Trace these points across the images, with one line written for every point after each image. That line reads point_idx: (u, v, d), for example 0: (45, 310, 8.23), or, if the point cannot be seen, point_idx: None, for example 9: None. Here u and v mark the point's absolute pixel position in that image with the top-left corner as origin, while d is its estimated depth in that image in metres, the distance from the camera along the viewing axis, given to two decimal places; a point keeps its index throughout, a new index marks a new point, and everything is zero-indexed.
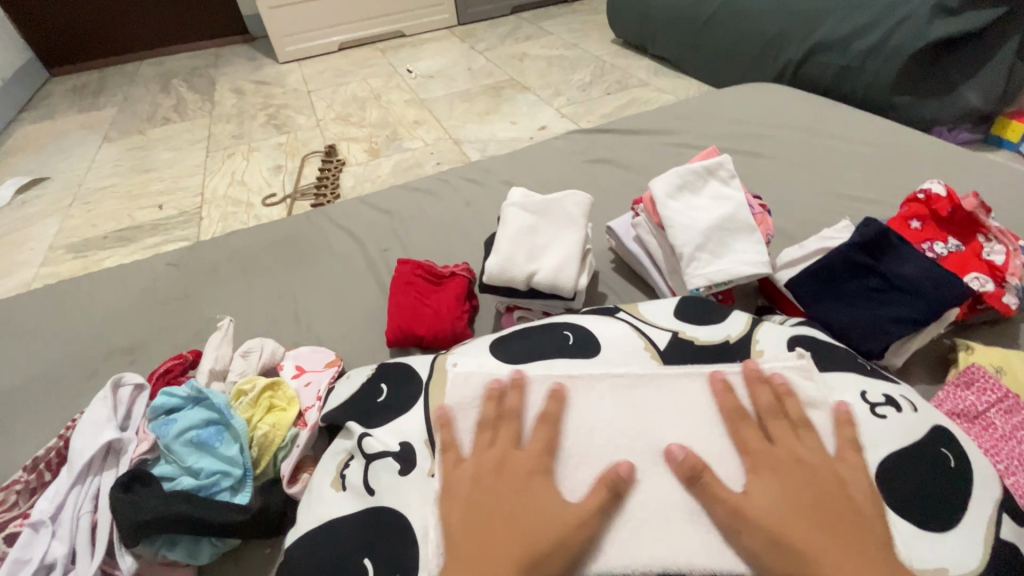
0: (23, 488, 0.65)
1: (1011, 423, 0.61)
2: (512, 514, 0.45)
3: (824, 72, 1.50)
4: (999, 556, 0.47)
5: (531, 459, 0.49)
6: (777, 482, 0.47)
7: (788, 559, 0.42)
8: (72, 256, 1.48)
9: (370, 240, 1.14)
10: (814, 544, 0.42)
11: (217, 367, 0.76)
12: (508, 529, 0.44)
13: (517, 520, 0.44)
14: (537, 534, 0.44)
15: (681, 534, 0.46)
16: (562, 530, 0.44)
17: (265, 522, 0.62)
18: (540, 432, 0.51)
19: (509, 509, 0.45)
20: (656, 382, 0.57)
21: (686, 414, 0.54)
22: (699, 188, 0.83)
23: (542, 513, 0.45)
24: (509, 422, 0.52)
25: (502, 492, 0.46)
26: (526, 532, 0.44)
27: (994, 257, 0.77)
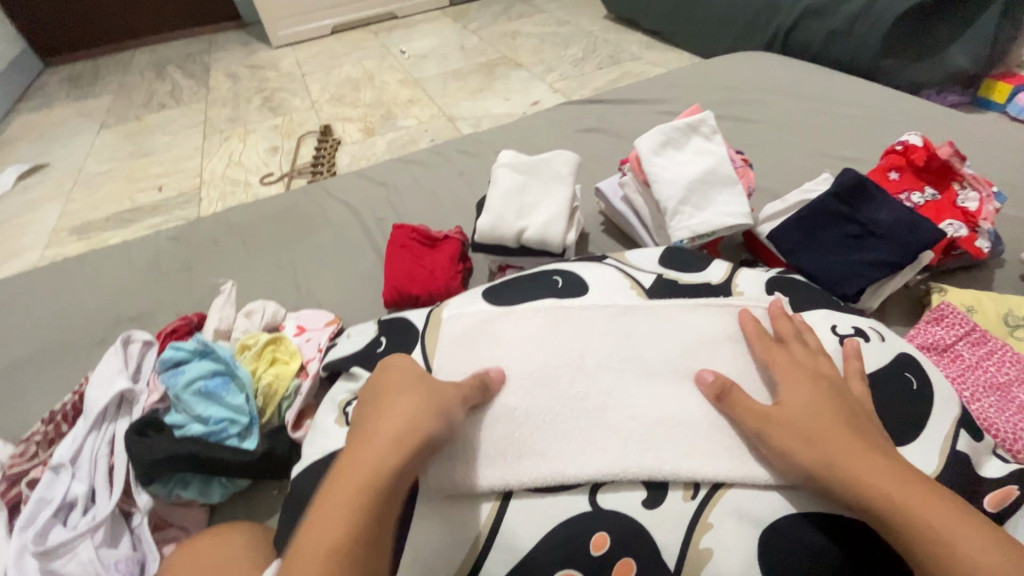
0: (42, 439, 0.69)
1: (977, 354, 0.65)
2: (370, 417, 0.48)
3: (813, 39, 1.51)
4: (956, 465, 0.51)
5: (401, 370, 0.52)
6: (804, 394, 0.50)
7: (817, 455, 0.46)
8: (76, 237, 1.52)
9: (366, 211, 1.17)
10: (841, 442, 0.46)
11: (222, 327, 0.80)
12: (375, 426, 0.47)
13: (379, 419, 0.47)
14: (377, 426, 0.47)
15: (705, 446, 0.51)
16: (404, 419, 0.47)
17: (271, 465, 0.66)
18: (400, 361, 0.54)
19: (369, 418, 0.48)
20: (641, 315, 0.60)
21: (684, 342, 0.58)
22: (683, 145, 0.86)
23: (391, 418, 0.47)
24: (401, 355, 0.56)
25: (369, 407, 0.49)
26: (391, 422, 0.47)
27: (969, 204, 0.80)
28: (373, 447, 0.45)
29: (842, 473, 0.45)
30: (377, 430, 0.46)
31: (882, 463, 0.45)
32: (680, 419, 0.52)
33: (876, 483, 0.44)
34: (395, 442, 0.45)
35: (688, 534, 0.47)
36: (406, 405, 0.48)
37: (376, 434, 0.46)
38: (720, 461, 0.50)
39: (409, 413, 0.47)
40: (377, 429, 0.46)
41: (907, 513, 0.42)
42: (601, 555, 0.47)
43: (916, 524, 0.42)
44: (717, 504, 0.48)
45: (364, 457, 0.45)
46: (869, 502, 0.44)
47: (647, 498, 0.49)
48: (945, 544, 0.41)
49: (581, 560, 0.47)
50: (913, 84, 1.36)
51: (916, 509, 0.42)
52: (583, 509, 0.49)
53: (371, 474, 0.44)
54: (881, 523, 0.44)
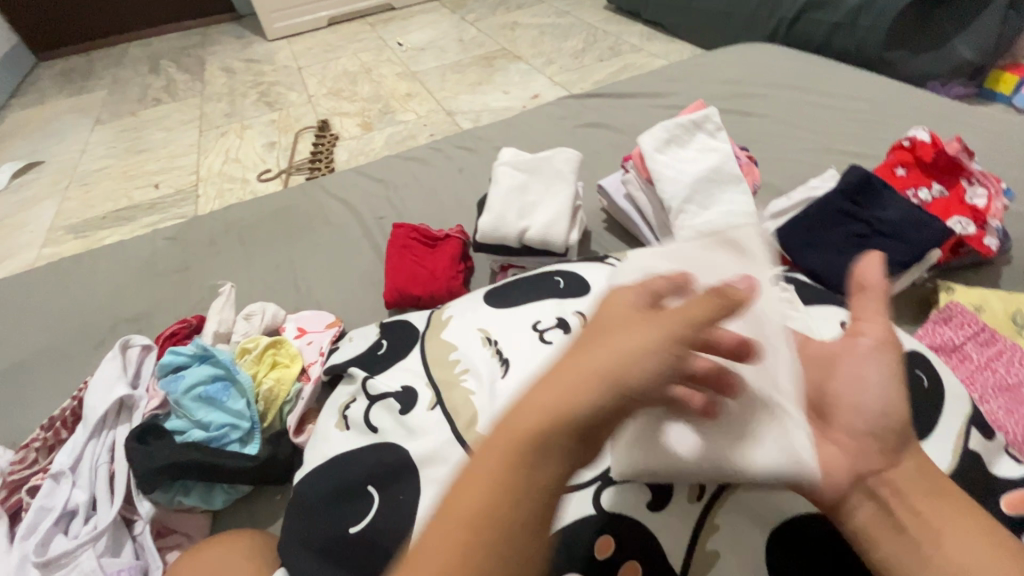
0: (42, 446, 0.68)
1: (987, 355, 0.64)
2: (570, 356, 0.36)
3: (816, 29, 1.48)
4: (970, 461, 0.48)
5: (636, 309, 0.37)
6: (880, 367, 0.47)
7: (889, 417, 0.45)
8: (72, 236, 1.50)
9: (365, 209, 1.16)
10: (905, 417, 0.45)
11: (221, 330, 0.79)
12: (573, 370, 0.34)
13: (577, 368, 0.34)
14: (572, 365, 0.34)
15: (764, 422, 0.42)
16: (603, 369, 0.33)
17: (275, 469, 0.65)
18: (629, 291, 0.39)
19: (568, 357, 0.36)
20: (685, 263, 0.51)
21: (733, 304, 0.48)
22: (687, 142, 0.84)
23: (585, 367, 0.34)
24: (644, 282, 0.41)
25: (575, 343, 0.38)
26: (583, 379, 0.33)
27: (977, 201, 0.79)
28: (556, 388, 0.33)
29: (884, 445, 0.45)
30: (566, 373, 0.34)
31: (921, 453, 0.45)
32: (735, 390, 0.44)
33: (906, 466, 0.44)
34: (578, 397, 0.33)
35: (695, 534, 0.45)
36: (612, 351, 0.34)
37: (563, 379, 0.34)
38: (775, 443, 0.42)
39: (611, 360, 0.34)
40: (571, 368, 0.34)
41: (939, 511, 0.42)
42: (604, 559, 0.44)
43: (930, 518, 0.42)
44: (725, 504, 0.46)
45: (540, 400, 0.33)
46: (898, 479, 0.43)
47: (653, 500, 0.46)
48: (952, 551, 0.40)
49: (583, 562, 0.44)
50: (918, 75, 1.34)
51: (934, 509, 0.42)
52: (587, 513, 0.46)
53: (537, 429, 0.32)
54: (898, 510, 0.43)
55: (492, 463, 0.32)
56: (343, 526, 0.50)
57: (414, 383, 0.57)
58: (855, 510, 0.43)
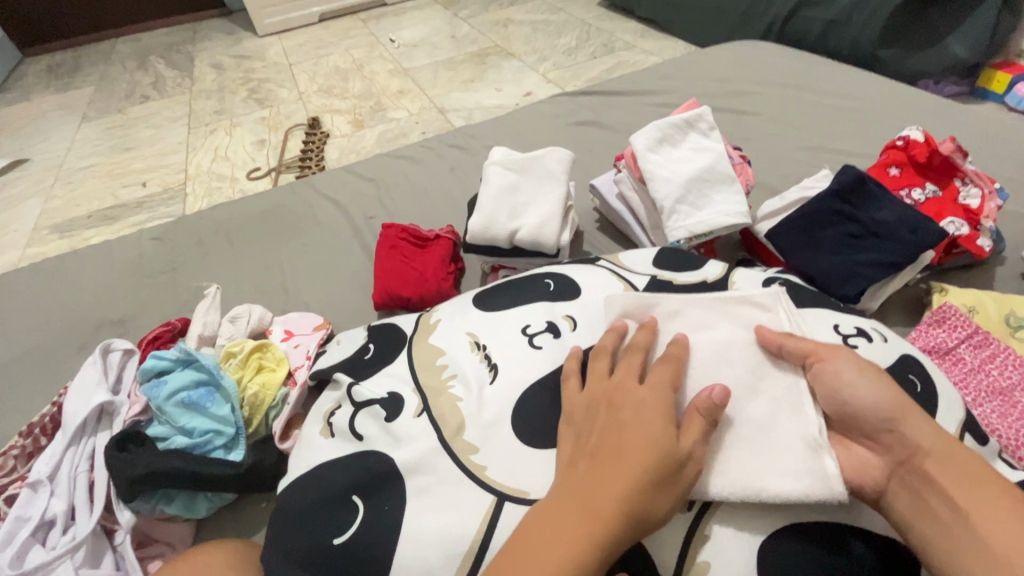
0: (20, 453, 0.66)
1: (979, 357, 0.64)
2: (610, 446, 0.42)
3: (810, 27, 1.48)
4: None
5: (643, 440, 0.42)
6: (870, 368, 0.46)
7: (891, 410, 0.44)
8: (57, 236, 1.48)
9: (355, 208, 1.14)
10: (913, 405, 0.45)
11: (206, 333, 0.77)
12: (586, 509, 0.40)
13: (591, 505, 0.40)
14: (623, 461, 0.41)
15: (788, 452, 0.45)
16: (654, 465, 0.41)
17: (259, 475, 0.64)
18: (626, 415, 0.44)
19: (607, 446, 0.42)
20: (702, 306, 0.55)
21: (743, 338, 0.52)
22: (680, 141, 0.83)
23: (602, 505, 0.39)
24: (642, 361, 0.49)
25: (598, 425, 0.45)
26: (600, 518, 0.39)
27: (970, 201, 0.79)
28: (615, 484, 0.40)
29: (901, 437, 0.44)
30: (618, 467, 0.41)
31: (945, 435, 0.44)
32: (760, 421, 0.47)
33: (935, 451, 0.43)
34: (638, 493, 0.40)
35: (687, 542, 0.44)
36: (658, 447, 0.41)
37: (620, 474, 0.40)
38: (802, 471, 0.44)
39: (658, 459, 0.41)
40: (622, 462, 0.41)
41: (975, 494, 0.41)
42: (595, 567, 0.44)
43: (966, 505, 0.41)
44: (715, 512, 0.45)
45: (604, 493, 0.40)
46: (927, 468, 0.42)
47: None
48: (999, 533, 0.39)
49: None
50: (911, 74, 1.33)
51: (969, 494, 0.41)
52: None
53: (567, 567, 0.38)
54: (936, 501, 0.41)
55: None
56: (327, 536, 0.49)
57: (400, 388, 0.56)
58: (895, 500, 0.43)
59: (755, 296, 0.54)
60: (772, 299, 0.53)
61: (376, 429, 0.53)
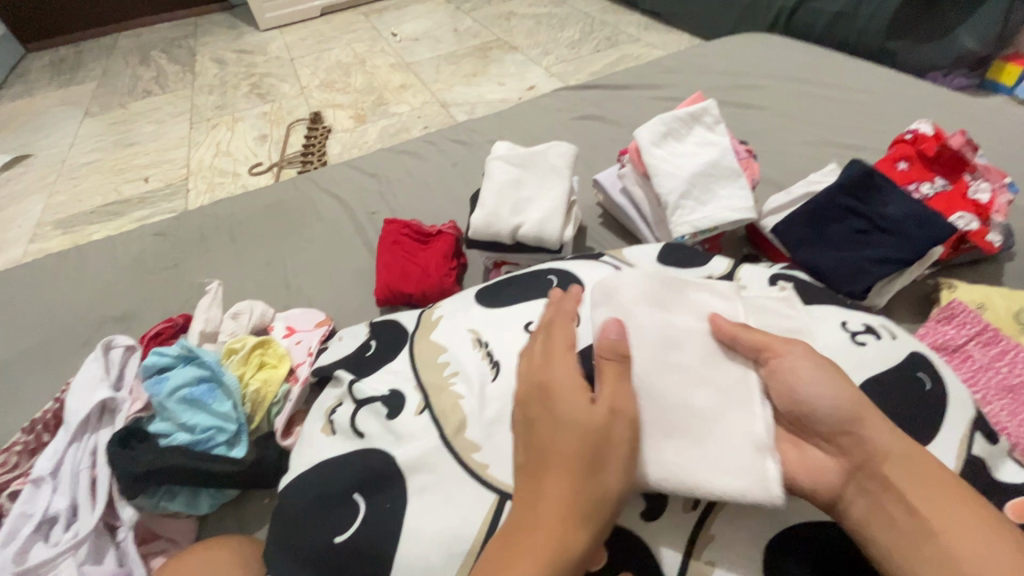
0: (23, 449, 0.66)
1: (989, 354, 0.63)
2: (538, 447, 0.43)
3: (817, 19, 1.46)
4: (971, 469, 0.47)
5: (569, 435, 0.42)
6: (830, 365, 0.46)
7: (848, 411, 0.44)
8: (61, 231, 1.48)
9: (357, 204, 1.13)
10: (871, 405, 0.45)
11: (208, 329, 0.77)
12: (533, 514, 0.40)
13: (536, 507, 0.41)
14: (554, 459, 0.41)
15: (729, 449, 0.44)
16: (582, 453, 0.41)
17: (260, 472, 0.64)
18: (553, 406, 0.44)
19: (535, 448, 0.43)
20: (661, 288, 0.53)
21: (696, 332, 0.51)
22: (685, 135, 0.82)
23: (545, 508, 0.40)
24: (543, 346, 0.49)
25: (522, 426, 0.45)
26: (545, 521, 0.40)
27: (981, 195, 0.77)
28: (555, 485, 0.41)
29: (857, 439, 0.44)
30: (552, 466, 0.41)
31: (902, 437, 0.44)
32: (702, 414, 0.47)
33: (893, 454, 0.43)
34: (580, 484, 0.40)
35: (689, 546, 0.44)
36: (578, 433, 0.42)
37: (557, 474, 0.41)
38: (740, 468, 0.43)
39: (580, 447, 0.41)
40: (553, 459, 0.42)
41: (934, 500, 0.41)
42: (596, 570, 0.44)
43: (924, 509, 0.41)
44: (719, 514, 0.45)
45: (549, 496, 0.41)
46: (884, 472, 0.42)
47: (646, 509, 0.46)
48: (957, 539, 0.39)
49: None
50: (920, 66, 1.31)
51: (929, 501, 0.41)
52: None
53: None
54: (893, 506, 0.42)
55: None
56: (330, 535, 0.48)
57: (401, 385, 0.56)
58: (852, 503, 0.43)
59: (715, 286, 0.55)
60: (729, 289, 0.55)
61: (377, 426, 0.53)
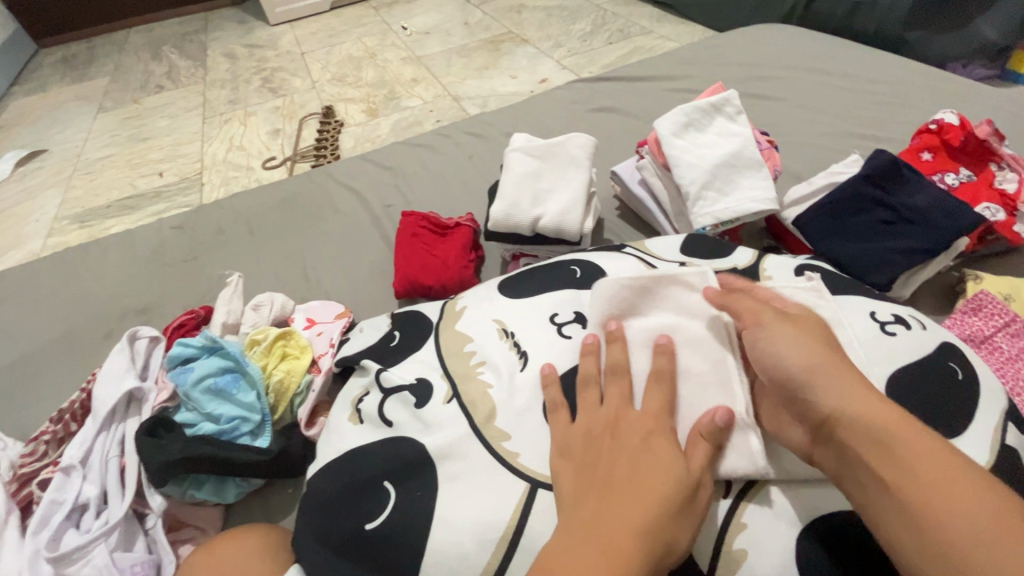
0: (51, 438, 0.67)
1: (1017, 346, 0.62)
2: (619, 477, 0.42)
3: (834, 9, 1.44)
4: (1009, 458, 0.46)
5: (659, 482, 0.41)
6: (798, 331, 0.46)
7: (802, 375, 0.43)
8: (77, 226, 1.49)
9: (373, 197, 1.13)
10: (832, 363, 0.43)
11: (230, 320, 0.78)
12: (596, 538, 0.39)
13: (603, 532, 0.39)
14: (640, 491, 0.41)
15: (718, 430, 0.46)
16: (671, 495, 0.41)
17: (285, 462, 0.64)
18: (638, 456, 0.43)
19: (616, 477, 0.42)
20: (631, 293, 0.54)
21: (674, 324, 0.52)
22: (706, 126, 0.82)
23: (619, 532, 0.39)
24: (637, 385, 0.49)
25: (601, 454, 0.44)
26: (614, 547, 0.38)
27: (1006, 185, 0.77)
28: (632, 516, 0.40)
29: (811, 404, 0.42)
30: (631, 498, 0.41)
31: (861, 395, 0.41)
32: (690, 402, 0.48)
33: (848, 414, 0.40)
34: (660, 523, 0.40)
35: (720, 532, 0.43)
36: (672, 476, 0.41)
37: (637, 507, 0.40)
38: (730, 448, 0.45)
39: (672, 491, 0.41)
40: (638, 491, 0.41)
41: (895, 448, 0.38)
42: None
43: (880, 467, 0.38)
44: (750, 504, 0.44)
45: (622, 524, 0.40)
46: (839, 433, 0.40)
47: None
48: (916, 493, 0.37)
49: None
50: (936, 57, 1.30)
51: (886, 459, 0.38)
52: None
53: None
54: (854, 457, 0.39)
55: None
56: (360, 522, 0.49)
57: (428, 374, 0.56)
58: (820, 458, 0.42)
59: (687, 277, 0.53)
60: (701, 280, 0.53)
61: (404, 416, 0.53)
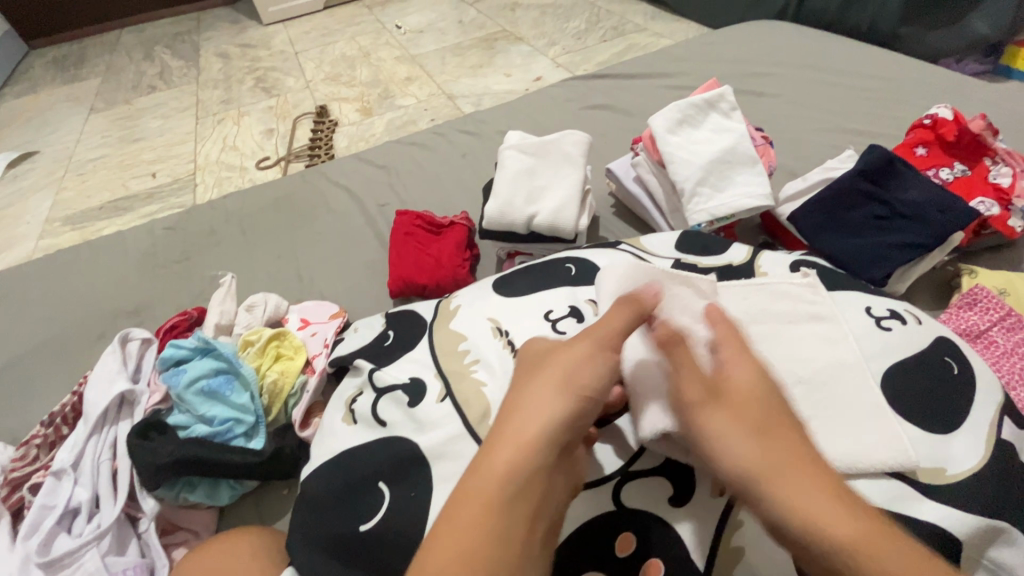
0: (42, 442, 0.67)
1: (1012, 340, 0.62)
2: (512, 420, 0.39)
3: (826, 8, 1.45)
4: (1003, 453, 0.46)
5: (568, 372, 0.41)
6: (741, 418, 0.39)
7: (753, 471, 0.37)
8: (70, 227, 1.48)
9: (367, 196, 1.13)
10: (782, 460, 0.37)
11: (223, 321, 0.77)
12: (503, 436, 0.38)
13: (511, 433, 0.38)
14: (528, 434, 0.38)
15: None
16: (552, 444, 0.38)
17: (280, 463, 0.64)
18: (551, 356, 0.43)
19: (519, 407, 0.40)
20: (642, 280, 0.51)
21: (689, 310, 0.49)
22: (700, 122, 0.81)
23: (531, 416, 0.39)
24: (592, 331, 0.44)
25: (525, 382, 0.42)
26: (516, 444, 0.38)
27: (1001, 180, 0.78)
28: (510, 454, 0.37)
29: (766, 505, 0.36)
30: (513, 435, 0.38)
31: (821, 487, 0.35)
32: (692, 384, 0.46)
33: (803, 513, 0.35)
34: (531, 478, 0.37)
35: (718, 530, 0.43)
36: (560, 429, 0.39)
37: (525, 416, 0.39)
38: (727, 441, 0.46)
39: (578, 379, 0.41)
40: (524, 438, 0.38)
41: (851, 542, 0.33)
42: (625, 557, 0.43)
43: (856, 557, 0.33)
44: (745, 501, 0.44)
45: (496, 458, 0.37)
46: (796, 537, 0.35)
47: (673, 496, 0.45)
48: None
49: (605, 561, 0.43)
50: (931, 53, 1.31)
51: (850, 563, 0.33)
52: (606, 509, 0.45)
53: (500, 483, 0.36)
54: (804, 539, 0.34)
55: (445, 539, 0.35)
56: (355, 523, 0.48)
57: (422, 374, 0.55)
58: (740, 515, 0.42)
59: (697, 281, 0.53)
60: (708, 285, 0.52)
61: (399, 416, 0.53)
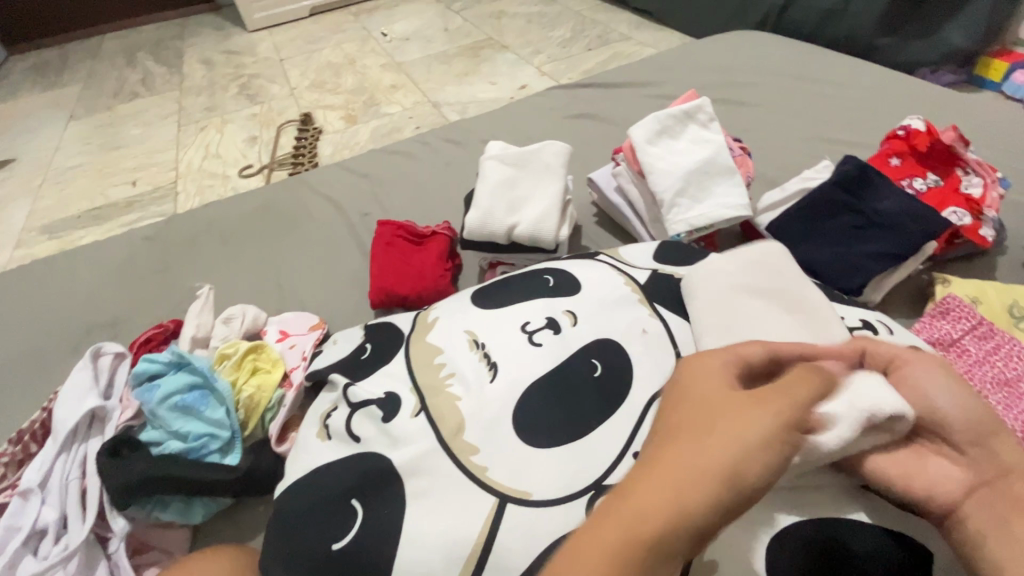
0: (10, 461, 0.65)
1: (984, 349, 0.63)
2: (659, 472, 0.34)
3: (806, 18, 1.47)
4: None
5: (739, 451, 0.34)
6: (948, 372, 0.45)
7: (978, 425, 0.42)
8: (46, 237, 1.45)
9: (350, 205, 1.12)
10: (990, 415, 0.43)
11: (199, 334, 0.76)
12: (650, 491, 0.33)
13: (657, 488, 0.33)
14: (672, 520, 0.32)
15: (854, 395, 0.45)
16: (692, 529, 0.32)
17: (256, 480, 0.63)
18: (718, 417, 0.36)
19: (672, 460, 0.35)
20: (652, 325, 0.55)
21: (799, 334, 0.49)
22: (679, 133, 0.82)
23: (682, 484, 0.33)
24: (772, 406, 0.36)
25: (684, 430, 0.37)
26: (654, 513, 0.32)
27: (972, 190, 0.79)
28: (654, 519, 0.32)
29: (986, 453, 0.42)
30: (654, 500, 0.33)
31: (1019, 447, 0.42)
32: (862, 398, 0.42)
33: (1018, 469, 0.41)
34: (666, 552, 0.32)
35: None
36: (707, 516, 0.32)
37: (683, 478, 0.33)
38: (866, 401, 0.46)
39: (746, 459, 0.34)
40: (665, 519, 0.32)
41: None
42: None
43: None
44: None
45: (642, 521, 0.32)
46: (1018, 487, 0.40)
47: None
48: None
49: None
50: (908, 64, 1.33)
51: None
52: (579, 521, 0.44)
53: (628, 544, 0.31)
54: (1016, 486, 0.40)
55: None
56: (326, 542, 0.48)
57: (398, 388, 0.55)
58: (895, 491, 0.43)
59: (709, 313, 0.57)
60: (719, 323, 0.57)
61: (373, 432, 0.52)
